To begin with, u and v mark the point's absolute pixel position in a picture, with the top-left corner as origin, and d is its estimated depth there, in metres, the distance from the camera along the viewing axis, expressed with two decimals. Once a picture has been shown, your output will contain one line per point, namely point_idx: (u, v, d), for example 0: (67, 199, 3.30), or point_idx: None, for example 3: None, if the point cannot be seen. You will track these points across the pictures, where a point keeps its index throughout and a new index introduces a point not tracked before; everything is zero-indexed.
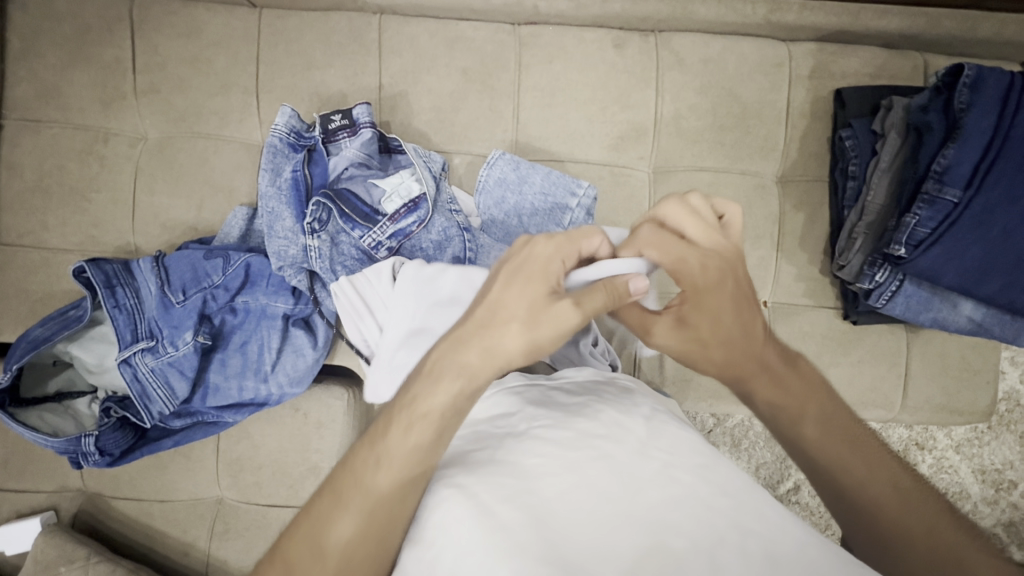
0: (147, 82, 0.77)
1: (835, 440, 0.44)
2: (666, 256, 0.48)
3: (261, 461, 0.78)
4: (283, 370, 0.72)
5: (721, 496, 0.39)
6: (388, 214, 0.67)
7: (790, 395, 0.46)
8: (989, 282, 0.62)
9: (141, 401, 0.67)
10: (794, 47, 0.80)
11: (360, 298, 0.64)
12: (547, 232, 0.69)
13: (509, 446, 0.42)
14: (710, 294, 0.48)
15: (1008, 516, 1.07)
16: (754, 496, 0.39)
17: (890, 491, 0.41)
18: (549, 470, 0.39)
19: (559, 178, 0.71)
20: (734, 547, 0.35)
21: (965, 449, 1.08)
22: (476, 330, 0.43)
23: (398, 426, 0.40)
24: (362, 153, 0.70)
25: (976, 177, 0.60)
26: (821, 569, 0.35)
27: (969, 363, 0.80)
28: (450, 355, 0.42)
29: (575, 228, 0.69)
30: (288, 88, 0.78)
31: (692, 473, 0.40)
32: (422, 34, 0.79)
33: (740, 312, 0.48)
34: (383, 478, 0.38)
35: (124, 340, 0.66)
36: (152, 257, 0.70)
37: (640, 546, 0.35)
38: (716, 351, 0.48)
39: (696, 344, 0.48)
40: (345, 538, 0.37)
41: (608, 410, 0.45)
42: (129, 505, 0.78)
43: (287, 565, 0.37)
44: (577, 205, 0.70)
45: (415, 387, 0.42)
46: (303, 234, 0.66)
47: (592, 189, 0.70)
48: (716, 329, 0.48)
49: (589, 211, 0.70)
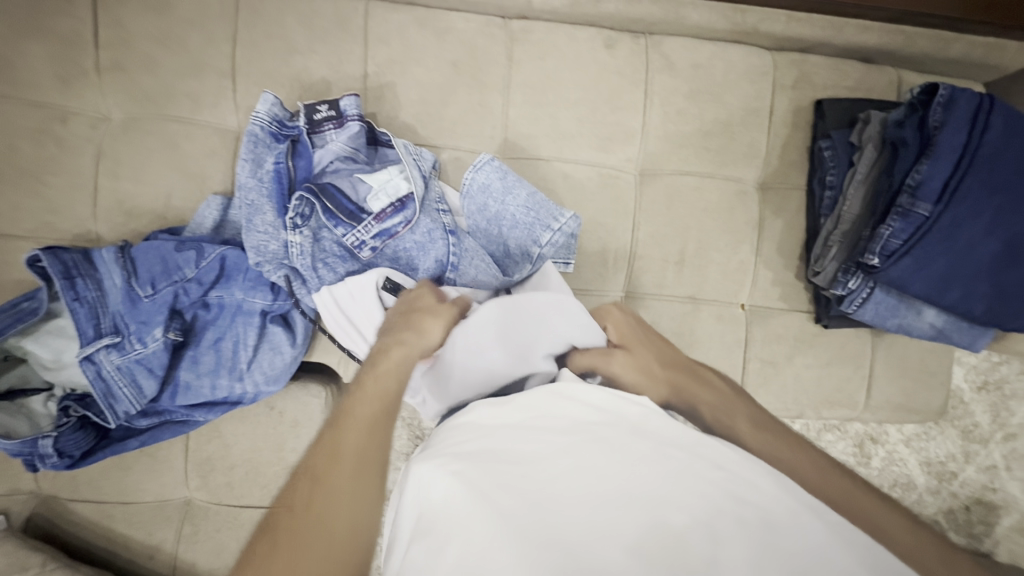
0: (112, 59, 0.72)
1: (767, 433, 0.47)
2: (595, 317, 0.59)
3: (233, 460, 0.75)
4: (259, 368, 0.69)
5: (715, 469, 0.39)
6: (373, 212, 0.65)
7: (722, 402, 0.51)
8: (951, 290, 0.65)
9: (106, 401, 0.63)
10: (777, 56, 0.81)
11: (344, 315, 0.63)
12: (524, 248, 0.68)
13: (503, 435, 0.42)
14: (638, 345, 0.56)
15: (949, 505, 1.14)
16: (750, 468, 0.39)
17: (814, 469, 0.44)
18: (541, 453, 0.40)
19: (543, 200, 0.69)
20: (734, 516, 0.35)
21: (913, 443, 1.15)
22: (401, 325, 0.55)
23: (368, 382, 0.48)
24: (349, 148, 0.68)
25: (946, 192, 0.63)
26: (816, 531, 0.35)
27: (927, 365, 0.85)
28: (387, 341, 0.54)
29: (552, 251, 0.67)
30: (268, 73, 0.75)
31: (685, 450, 0.40)
32: (411, 23, 0.77)
33: (667, 346, 0.58)
34: (364, 408, 0.45)
35: (86, 336, 0.62)
36: (116, 247, 0.66)
37: (643, 526, 0.35)
38: (656, 364, 0.54)
39: (642, 373, 0.52)
40: (355, 441, 0.42)
41: (598, 394, 0.45)
42: (87, 509, 0.74)
43: (312, 476, 0.40)
44: (558, 229, 0.68)
45: (367, 369, 0.51)
46: (284, 229, 0.63)
47: (575, 219, 0.68)
48: (644, 350, 0.55)
49: (569, 238, 0.68)
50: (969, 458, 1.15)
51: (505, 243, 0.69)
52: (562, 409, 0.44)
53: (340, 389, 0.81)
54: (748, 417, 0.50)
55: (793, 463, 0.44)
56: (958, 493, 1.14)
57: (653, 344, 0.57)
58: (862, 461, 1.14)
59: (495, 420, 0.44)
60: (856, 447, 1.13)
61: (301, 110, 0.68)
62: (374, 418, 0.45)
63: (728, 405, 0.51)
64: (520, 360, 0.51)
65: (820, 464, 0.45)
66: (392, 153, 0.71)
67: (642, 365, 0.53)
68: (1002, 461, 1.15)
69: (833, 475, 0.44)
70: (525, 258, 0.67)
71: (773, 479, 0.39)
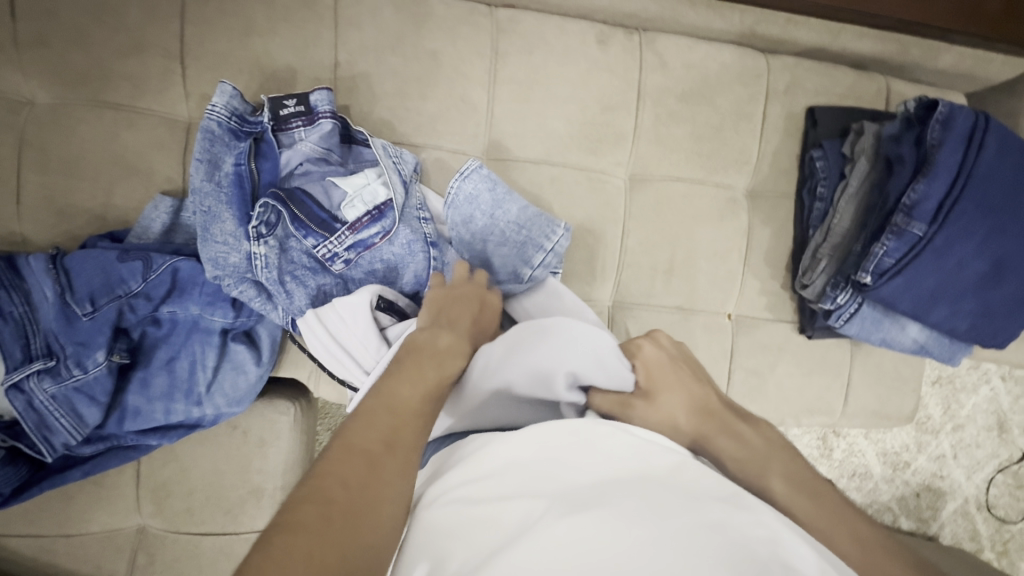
0: (35, 32, 0.62)
1: (799, 496, 0.45)
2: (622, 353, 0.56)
3: (192, 485, 0.69)
4: (220, 391, 0.62)
5: (756, 527, 0.36)
6: (348, 222, 0.60)
7: (754, 454, 0.49)
8: (937, 308, 0.65)
9: (40, 433, 0.55)
10: (771, 59, 0.79)
11: (333, 338, 0.58)
12: (511, 267, 0.63)
13: (523, 474, 0.40)
14: (665, 389, 0.54)
15: (902, 492, 1.19)
16: (787, 527, 0.37)
17: (851, 540, 0.43)
18: (564, 492, 0.38)
19: (536, 215, 0.66)
20: None
21: (872, 435, 1.19)
22: (464, 328, 0.53)
23: (424, 368, 0.46)
24: (321, 146, 0.62)
25: (940, 213, 0.62)
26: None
27: (902, 373, 0.87)
28: (454, 338, 0.50)
29: (544, 272, 0.63)
30: (223, 56, 0.66)
31: (720, 503, 0.37)
32: (387, 6, 0.69)
33: (698, 387, 0.55)
34: (419, 396, 0.43)
35: (13, 359, 0.54)
36: (47, 254, 0.58)
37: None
38: (681, 411, 0.52)
39: (666, 420, 0.51)
40: (413, 430, 0.41)
41: (621, 434, 0.43)
42: (22, 543, 0.66)
43: (366, 456, 0.37)
44: (551, 249, 0.64)
45: (425, 351, 0.48)
46: (246, 239, 0.56)
47: (568, 235, 0.65)
48: (671, 395, 0.53)
49: (561, 258, 0.65)
50: (921, 448, 1.20)
51: (490, 259, 0.64)
52: (586, 450, 0.41)
53: (310, 403, 0.76)
54: (780, 467, 0.48)
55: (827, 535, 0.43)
56: (910, 481, 1.19)
57: (681, 384, 0.55)
58: (825, 454, 1.17)
59: (513, 456, 0.41)
60: (819, 440, 1.17)
61: (264, 104, 0.61)
62: (428, 413, 0.43)
63: (761, 458, 0.49)
64: (544, 387, 0.48)
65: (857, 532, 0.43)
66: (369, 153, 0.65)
67: (665, 412, 0.51)
68: (951, 451, 1.21)
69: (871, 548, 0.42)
70: (513, 277, 0.63)
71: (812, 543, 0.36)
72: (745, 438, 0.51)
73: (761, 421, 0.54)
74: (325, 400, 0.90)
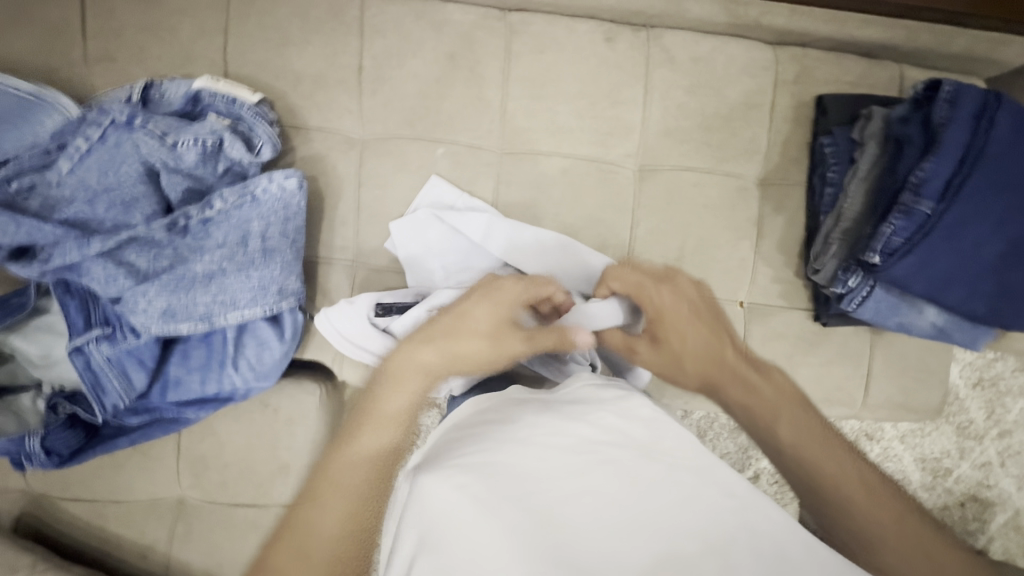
0: (100, 49, 0.71)
1: (806, 437, 0.48)
2: (629, 286, 0.60)
3: (228, 459, 0.74)
4: (247, 364, 0.69)
5: (728, 497, 0.40)
6: (198, 174, 0.67)
7: (762, 401, 0.51)
8: (952, 289, 0.64)
9: (95, 393, 0.63)
10: (779, 51, 0.80)
11: (344, 337, 0.70)
12: (217, 253, 0.64)
13: (503, 447, 0.41)
14: (670, 317, 0.58)
15: (944, 501, 1.13)
16: (764, 499, 0.41)
17: (857, 485, 0.45)
18: (545, 472, 0.40)
19: (231, 193, 0.65)
20: (746, 550, 0.37)
21: (909, 439, 1.13)
22: None
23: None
24: (188, 96, 0.69)
25: (949, 190, 0.62)
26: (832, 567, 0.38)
27: (927, 364, 0.84)
28: None
29: (222, 231, 0.65)
30: (260, 64, 0.73)
31: (696, 475, 0.41)
32: (407, 13, 0.75)
33: (712, 333, 0.58)
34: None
35: (77, 328, 0.63)
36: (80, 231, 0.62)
37: (654, 551, 0.37)
38: (690, 357, 0.56)
39: (674, 358, 0.57)
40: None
41: (609, 416, 0.44)
42: (79, 506, 0.73)
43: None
44: (250, 216, 0.65)
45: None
46: (109, 189, 0.64)
47: (289, 173, 0.66)
48: (685, 341, 0.57)
49: (277, 199, 0.66)
50: (963, 454, 1.13)
51: (240, 237, 0.65)
52: (567, 426, 0.43)
53: (335, 386, 0.81)
54: (795, 422, 0.49)
55: (836, 476, 0.46)
56: (953, 489, 1.13)
57: (699, 331, 0.57)
58: None
59: (500, 434, 0.43)
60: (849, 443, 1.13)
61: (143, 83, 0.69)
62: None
63: (772, 406, 0.51)
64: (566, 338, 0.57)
65: (866, 482, 0.45)
66: (276, 131, 0.71)
67: (674, 353, 0.57)
68: (997, 458, 1.13)
69: (877, 495, 0.45)
70: (222, 249, 0.64)
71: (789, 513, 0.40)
72: (760, 382, 0.53)
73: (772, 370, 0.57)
74: None
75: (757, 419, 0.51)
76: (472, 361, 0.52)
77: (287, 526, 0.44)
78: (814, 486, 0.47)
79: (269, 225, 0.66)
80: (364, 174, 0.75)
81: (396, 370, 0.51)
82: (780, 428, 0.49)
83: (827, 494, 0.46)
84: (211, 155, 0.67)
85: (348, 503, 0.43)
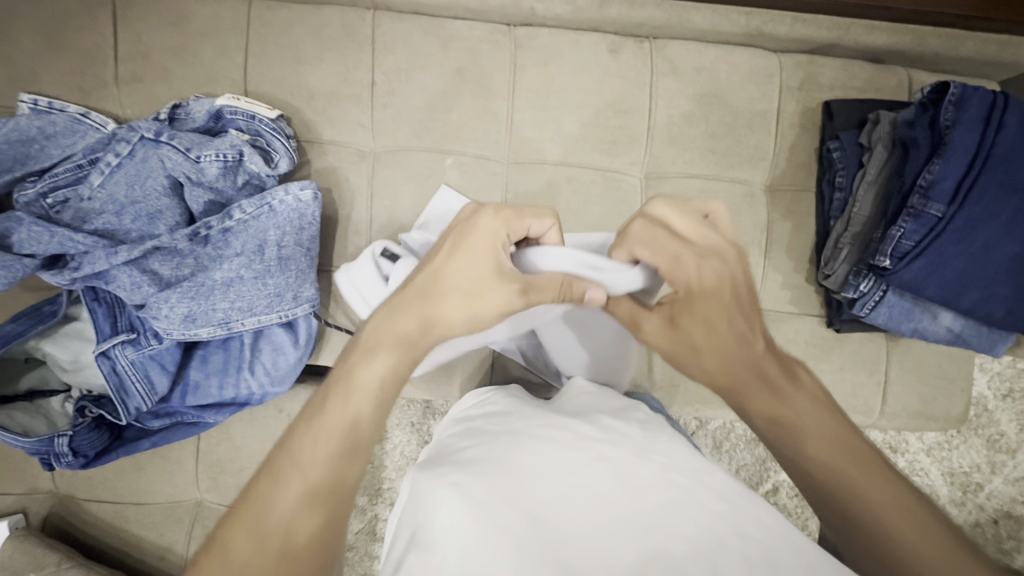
0: (129, 71, 0.75)
1: (837, 450, 0.44)
2: (662, 254, 0.52)
3: (243, 463, 0.76)
4: (264, 368, 0.71)
5: (721, 501, 0.39)
6: (218, 187, 0.70)
7: (791, 413, 0.47)
8: (966, 295, 0.64)
9: (119, 396, 0.66)
10: (783, 58, 0.81)
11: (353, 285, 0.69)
12: (235, 262, 0.67)
13: (506, 445, 0.43)
14: (699, 294, 0.51)
15: (976, 518, 1.06)
16: (753, 502, 0.40)
17: (897, 509, 0.41)
18: (537, 468, 0.40)
19: (249, 205, 0.67)
20: (736, 554, 0.35)
21: (935, 452, 1.08)
22: None
23: None
24: (208, 113, 0.72)
25: (959, 192, 0.62)
26: (819, 568, 0.36)
27: (946, 370, 0.82)
28: None
29: (242, 241, 0.67)
30: (277, 81, 0.77)
31: (689, 476, 0.40)
32: (416, 31, 0.78)
33: (742, 323, 0.51)
34: None
35: (103, 333, 0.66)
36: (108, 242, 0.65)
37: (641, 550, 0.35)
38: (706, 348, 0.51)
39: (687, 344, 0.52)
40: None
41: (605, 417, 0.46)
42: (102, 508, 0.75)
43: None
44: (267, 226, 0.68)
45: None
46: (136, 202, 0.68)
47: (305, 185, 0.69)
48: (705, 329, 0.51)
49: (293, 210, 0.68)
50: (995, 469, 1.07)
51: (258, 247, 0.68)
52: (563, 430, 0.44)
53: None
54: (828, 435, 0.45)
55: (870, 499, 0.42)
56: (985, 506, 1.07)
57: (728, 322, 0.51)
58: None
59: (502, 438, 0.44)
60: None
61: (170, 104, 0.73)
62: None
63: (800, 416, 0.47)
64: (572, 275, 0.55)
65: (908, 509, 0.41)
66: (292, 145, 0.74)
67: (685, 338, 0.52)
68: None
69: (922, 526, 0.40)
70: (240, 258, 0.67)
71: (777, 516, 0.40)
72: (788, 390, 0.48)
73: (804, 369, 0.51)
74: None
75: (785, 431, 0.46)
76: (456, 326, 0.49)
77: (239, 507, 0.36)
78: (844, 508, 0.42)
79: (284, 234, 0.68)
80: (377, 185, 0.78)
81: (368, 337, 0.45)
82: (809, 443, 0.45)
83: (855, 511, 0.42)
84: (231, 169, 0.70)
85: (315, 480, 0.37)
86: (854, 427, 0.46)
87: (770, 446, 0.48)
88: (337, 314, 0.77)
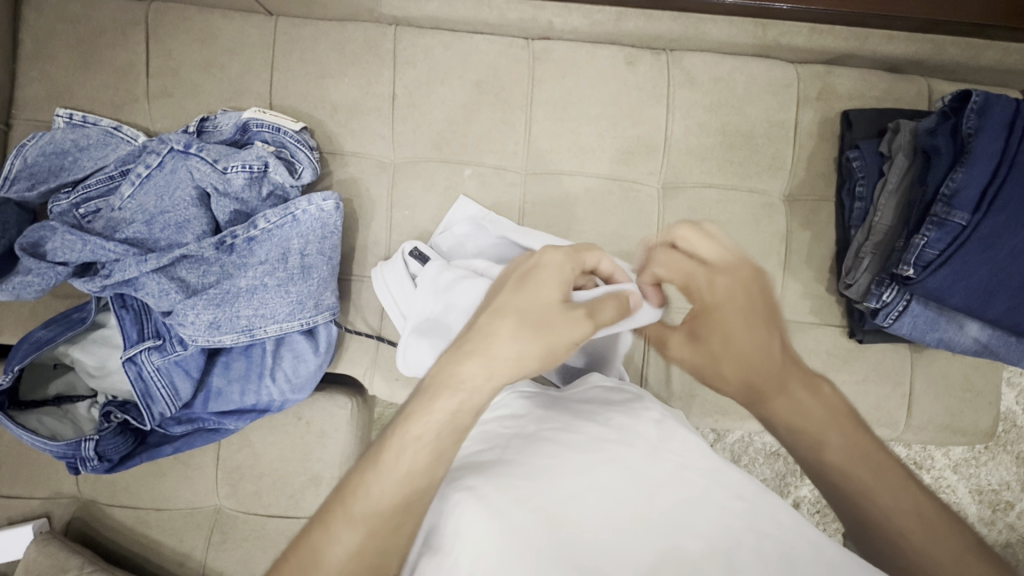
0: (159, 86, 0.78)
1: (859, 460, 0.44)
2: (676, 273, 0.55)
3: (262, 470, 0.76)
4: (284, 375, 0.72)
5: (736, 500, 0.39)
6: (243, 197, 0.72)
7: (810, 419, 0.46)
8: (994, 303, 0.63)
9: (144, 401, 0.67)
10: (801, 69, 0.81)
11: (388, 286, 0.72)
12: (261, 272, 0.68)
13: (520, 448, 0.43)
14: (720, 310, 0.52)
15: (1006, 538, 1.03)
16: (772, 502, 0.40)
17: (915, 520, 0.41)
18: (552, 472, 0.39)
19: (273, 215, 0.68)
20: (750, 547, 0.35)
21: (962, 469, 1.05)
22: None
23: None
24: (235, 126, 0.74)
25: (983, 200, 0.62)
26: (839, 568, 0.35)
27: (973, 383, 0.81)
28: None
29: (265, 250, 0.69)
30: (301, 95, 0.79)
31: (703, 476, 0.40)
32: (436, 45, 0.79)
33: (762, 334, 0.51)
34: None
35: (130, 339, 0.67)
36: (138, 249, 0.67)
37: (658, 549, 0.35)
38: (731, 359, 0.50)
39: (709, 356, 0.52)
40: None
41: (618, 416, 0.46)
42: (124, 513, 0.76)
43: None
44: (292, 235, 0.69)
45: None
46: (165, 213, 0.70)
47: (327, 194, 0.70)
48: (729, 343, 0.51)
49: (315, 220, 0.69)
50: None
51: (281, 256, 0.69)
52: (578, 434, 0.43)
53: (364, 400, 0.83)
54: (849, 443, 0.45)
55: (887, 508, 0.42)
56: (1015, 525, 1.03)
57: (750, 334, 0.51)
58: None
59: (515, 444, 0.43)
60: None
61: (198, 119, 0.75)
62: None
63: (822, 424, 0.46)
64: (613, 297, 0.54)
65: (921, 515, 0.41)
66: (316, 156, 0.76)
67: (707, 350, 0.52)
68: None
69: (936, 533, 0.40)
70: (265, 268, 0.68)
71: (797, 517, 0.39)
72: (807, 402, 0.47)
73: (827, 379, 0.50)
74: (382, 408, 1.01)
75: (803, 437, 0.46)
76: (511, 368, 0.43)
77: (290, 551, 0.37)
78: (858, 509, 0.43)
79: (307, 243, 0.69)
80: (396, 195, 0.79)
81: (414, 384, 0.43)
82: (827, 449, 0.45)
83: (875, 523, 0.42)
84: (257, 180, 0.72)
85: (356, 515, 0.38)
86: (874, 435, 0.46)
87: (792, 455, 0.48)
88: (356, 321, 0.77)
